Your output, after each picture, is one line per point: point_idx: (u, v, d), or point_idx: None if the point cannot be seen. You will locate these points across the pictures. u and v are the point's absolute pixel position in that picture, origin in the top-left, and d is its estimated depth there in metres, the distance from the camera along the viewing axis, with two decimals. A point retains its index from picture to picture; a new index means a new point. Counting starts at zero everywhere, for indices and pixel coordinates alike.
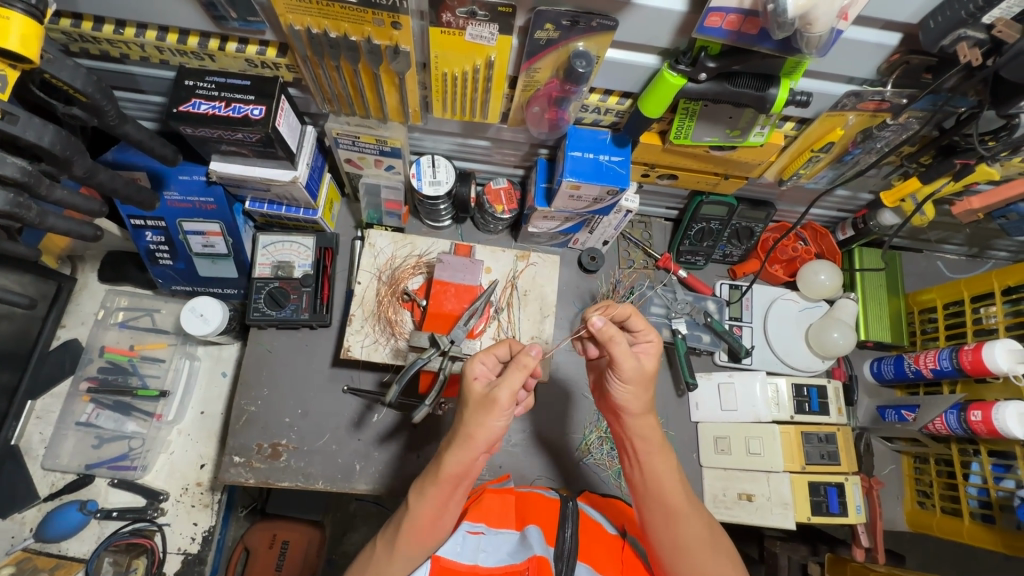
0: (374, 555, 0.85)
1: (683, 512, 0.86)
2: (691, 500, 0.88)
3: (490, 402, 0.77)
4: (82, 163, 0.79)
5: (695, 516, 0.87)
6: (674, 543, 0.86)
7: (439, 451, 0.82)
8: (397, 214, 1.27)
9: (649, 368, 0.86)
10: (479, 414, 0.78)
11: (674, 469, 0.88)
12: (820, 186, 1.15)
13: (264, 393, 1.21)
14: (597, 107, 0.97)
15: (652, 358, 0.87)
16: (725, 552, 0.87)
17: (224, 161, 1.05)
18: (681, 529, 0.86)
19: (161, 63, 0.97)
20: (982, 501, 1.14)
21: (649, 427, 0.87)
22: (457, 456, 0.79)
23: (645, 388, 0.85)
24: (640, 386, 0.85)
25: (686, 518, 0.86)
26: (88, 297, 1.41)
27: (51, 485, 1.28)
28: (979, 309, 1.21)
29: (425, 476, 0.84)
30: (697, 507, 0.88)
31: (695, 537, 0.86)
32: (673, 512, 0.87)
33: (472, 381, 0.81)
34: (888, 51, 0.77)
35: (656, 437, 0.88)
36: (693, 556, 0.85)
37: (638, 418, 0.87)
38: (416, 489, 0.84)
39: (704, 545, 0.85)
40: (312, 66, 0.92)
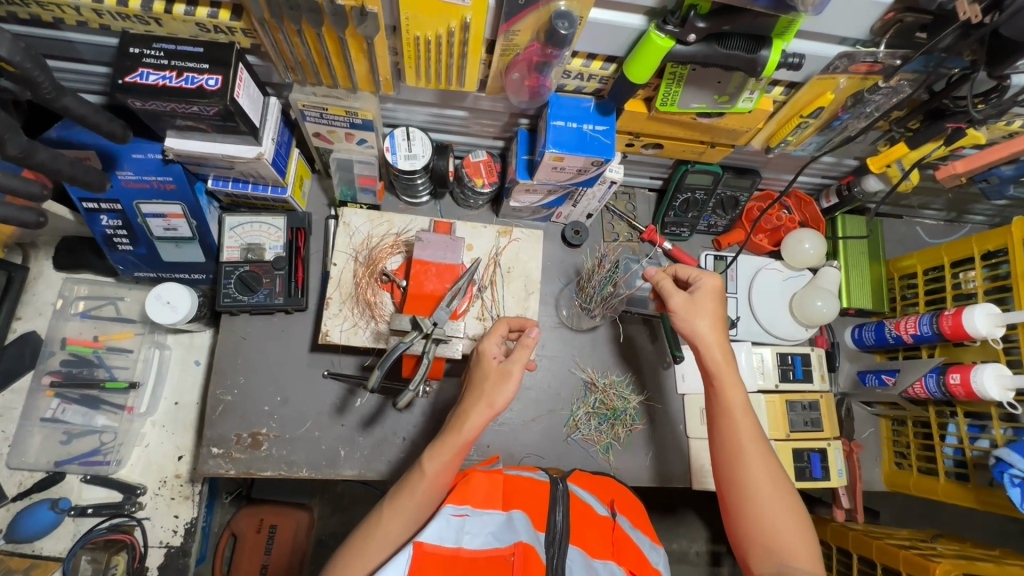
0: (381, 520, 0.85)
1: (747, 452, 0.88)
2: (756, 441, 0.89)
3: (507, 372, 0.88)
4: (16, 142, 0.71)
5: (758, 460, 0.88)
6: (732, 479, 0.89)
7: (456, 416, 0.88)
8: (372, 190, 1.21)
9: (704, 301, 0.95)
10: (497, 384, 0.87)
11: (742, 406, 0.91)
12: (806, 153, 1.13)
13: (240, 381, 1.16)
14: (580, 73, 0.92)
15: (708, 294, 0.95)
16: (787, 503, 0.86)
17: (181, 138, 0.98)
18: (745, 468, 0.88)
19: (101, 29, 0.88)
20: (957, 461, 1.18)
21: (712, 362, 0.93)
22: (475, 418, 0.86)
23: (699, 315, 0.94)
24: (692, 318, 0.95)
25: (747, 457, 0.88)
26: (44, 286, 1.31)
27: (20, 484, 1.22)
28: (959, 273, 1.22)
29: (440, 439, 0.88)
30: (764, 452, 0.89)
31: (756, 478, 0.87)
32: (736, 448, 0.89)
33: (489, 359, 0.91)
34: (883, 10, 0.74)
35: (723, 366, 0.93)
36: (755, 500, 0.86)
37: (700, 349, 0.94)
38: (430, 451, 0.88)
39: (763, 489, 0.86)
40: (270, 30, 0.84)
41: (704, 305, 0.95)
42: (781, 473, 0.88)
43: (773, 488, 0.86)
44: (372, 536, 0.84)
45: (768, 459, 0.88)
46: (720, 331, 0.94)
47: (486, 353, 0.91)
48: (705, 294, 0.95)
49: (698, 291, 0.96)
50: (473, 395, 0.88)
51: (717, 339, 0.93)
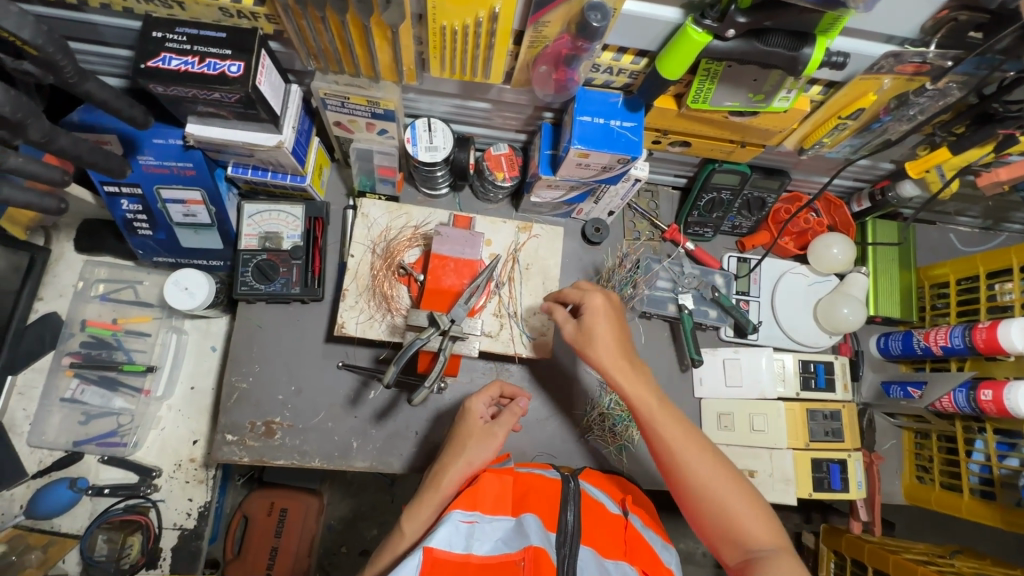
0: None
1: (684, 454, 0.85)
2: (688, 441, 0.86)
3: (492, 435, 0.94)
4: (38, 127, 0.71)
5: (696, 457, 0.85)
6: (679, 484, 0.85)
7: (434, 474, 0.91)
8: (391, 182, 1.19)
9: (586, 319, 0.93)
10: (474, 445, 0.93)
11: (663, 409, 0.88)
12: (841, 156, 1.09)
13: (256, 369, 1.16)
14: (609, 67, 0.89)
15: (596, 305, 0.93)
16: (735, 489, 0.84)
17: (202, 124, 0.97)
18: (688, 470, 0.85)
19: (124, 12, 0.87)
20: (983, 478, 1.14)
21: (627, 375, 0.90)
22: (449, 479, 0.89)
23: (592, 332, 0.92)
24: (588, 338, 0.92)
25: (686, 463, 0.85)
26: (65, 268, 1.32)
27: (39, 462, 1.25)
28: (994, 284, 1.17)
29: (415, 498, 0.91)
30: (700, 450, 0.86)
31: (699, 476, 0.84)
32: (675, 460, 0.86)
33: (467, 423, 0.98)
34: (936, 7, 0.70)
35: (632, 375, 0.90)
36: (706, 497, 0.83)
37: (610, 368, 0.91)
38: (408, 511, 0.88)
39: (712, 485, 0.84)
40: (294, 16, 0.82)
41: (589, 322, 0.93)
42: (721, 460, 0.86)
43: (716, 480, 0.84)
44: None
45: (702, 452, 0.86)
46: (613, 339, 0.92)
47: (473, 412, 0.97)
48: (590, 314, 0.93)
49: (585, 309, 0.94)
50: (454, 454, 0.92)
51: (617, 350, 0.91)
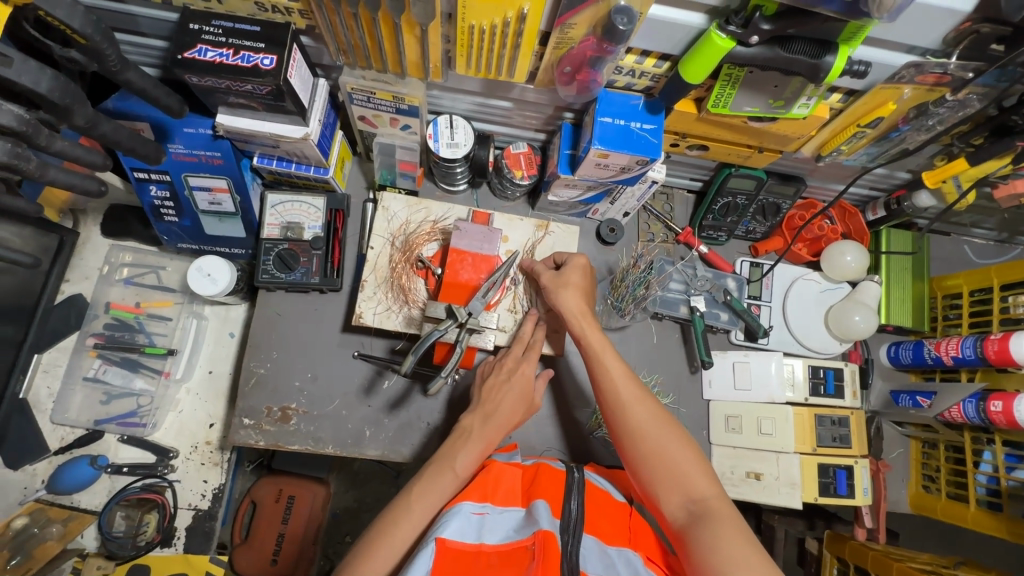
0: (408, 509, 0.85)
1: (629, 397, 0.90)
2: (635, 388, 0.92)
3: (530, 392, 1.01)
4: (82, 112, 0.74)
5: (641, 404, 0.89)
6: (621, 428, 0.89)
7: (485, 418, 0.96)
8: (411, 176, 1.21)
9: (562, 273, 1.03)
10: (515, 403, 0.98)
11: (614, 356, 0.95)
12: (858, 164, 1.09)
13: (274, 355, 1.19)
14: (632, 69, 0.91)
15: (574, 266, 1.03)
16: (673, 436, 0.86)
17: (233, 115, 1.00)
18: (631, 413, 0.89)
19: (163, 4, 0.90)
20: (990, 489, 1.14)
21: (583, 320, 0.99)
22: (497, 429, 0.95)
23: (563, 284, 1.01)
24: (557, 286, 1.01)
25: (633, 407, 0.89)
26: (91, 252, 1.36)
27: (61, 439, 1.28)
28: (1008, 297, 1.17)
29: (468, 437, 0.93)
30: (645, 398, 0.90)
31: (639, 420, 0.88)
32: (620, 402, 0.90)
33: (498, 389, 1.00)
34: (960, 18, 0.71)
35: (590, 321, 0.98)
36: (645, 440, 0.86)
37: (573, 315, 0.99)
38: (460, 447, 0.92)
39: (651, 428, 0.87)
40: (327, 12, 0.85)
41: (564, 275, 1.02)
42: (662, 409, 0.90)
43: (656, 423, 0.87)
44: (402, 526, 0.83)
45: (646, 399, 0.91)
46: (580, 292, 1.01)
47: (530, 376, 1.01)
48: (570, 269, 1.03)
49: (566, 267, 1.03)
50: (503, 409, 0.97)
51: (579, 300, 1.00)
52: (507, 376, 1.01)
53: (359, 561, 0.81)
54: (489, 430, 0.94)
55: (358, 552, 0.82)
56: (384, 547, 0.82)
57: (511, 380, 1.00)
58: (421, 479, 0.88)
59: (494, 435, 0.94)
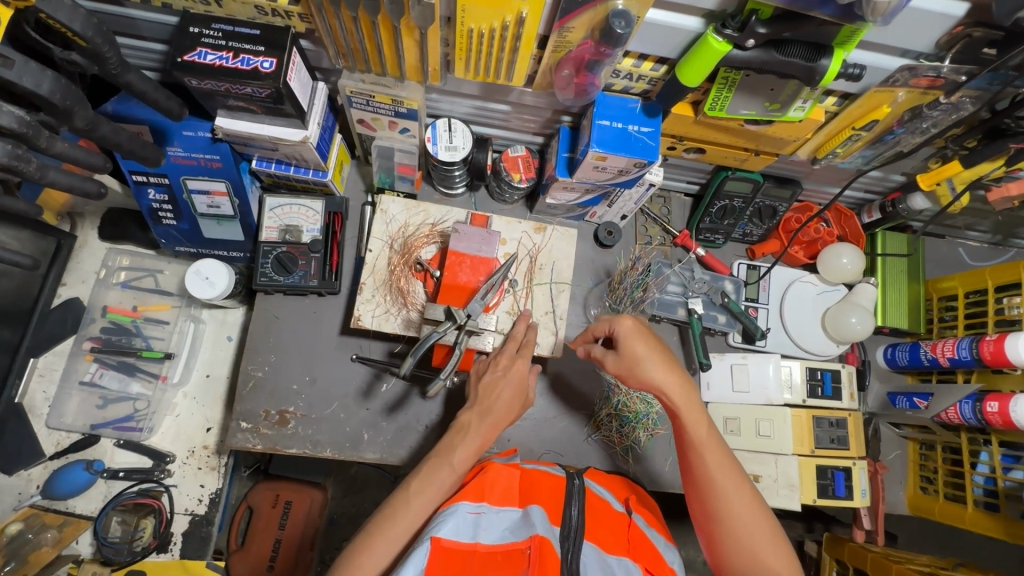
0: (404, 507, 0.85)
1: (723, 486, 0.86)
2: (730, 474, 0.87)
3: (526, 388, 1.00)
4: (83, 115, 0.74)
5: (736, 492, 0.86)
6: (713, 512, 0.86)
7: (481, 412, 0.96)
8: (410, 179, 1.22)
9: (636, 350, 0.90)
10: (510, 401, 0.97)
11: (707, 436, 0.89)
12: (853, 166, 1.11)
13: (272, 358, 1.19)
14: (630, 73, 0.91)
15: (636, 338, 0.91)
16: (765, 527, 0.85)
17: (232, 118, 1.00)
18: (724, 502, 0.86)
19: (163, 7, 0.90)
20: (988, 490, 1.15)
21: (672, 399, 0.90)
22: (494, 425, 0.95)
23: (639, 364, 0.90)
24: (632, 368, 0.91)
25: (723, 486, 0.86)
26: (89, 255, 1.36)
27: (57, 444, 1.27)
28: (1003, 298, 1.18)
29: (466, 432, 0.93)
30: (737, 475, 0.87)
31: (735, 510, 0.85)
32: (709, 479, 0.87)
33: (493, 388, 0.97)
34: (953, 22, 0.72)
35: (681, 399, 0.90)
36: (738, 532, 0.85)
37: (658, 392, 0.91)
38: (456, 442, 0.92)
39: (740, 512, 0.85)
40: (327, 16, 0.85)
41: (639, 353, 0.90)
42: (752, 487, 0.88)
43: (750, 514, 0.85)
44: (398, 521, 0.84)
45: (739, 483, 0.87)
46: (664, 365, 0.91)
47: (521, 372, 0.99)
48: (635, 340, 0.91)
49: (624, 338, 0.92)
50: (499, 407, 0.96)
51: (661, 379, 0.90)
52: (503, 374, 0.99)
53: (358, 552, 0.81)
54: (487, 427, 0.94)
55: (357, 544, 0.82)
56: (382, 540, 0.82)
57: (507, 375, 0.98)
58: (420, 472, 0.89)
59: (491, 432, 0.94)
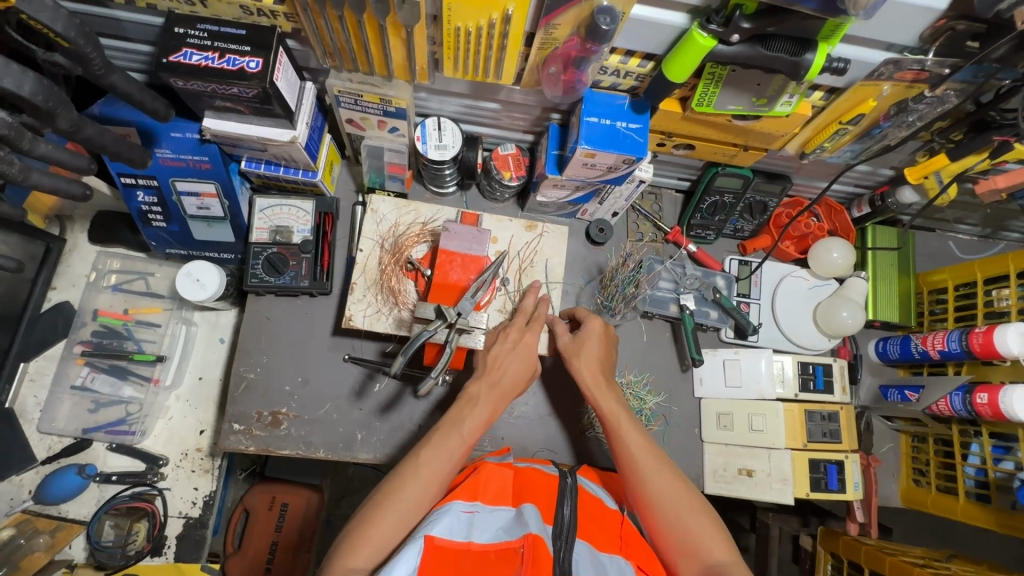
0: (413, 478, 0.85)
1: (644, 465, 0.90)
2: (652, 455, 0.92)
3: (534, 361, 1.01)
4: (66, 116, 0.73)
5: (657, 470, 0.90)
6: (642, 500, 0.89)
7: (487, 381, 0.96)
8: (400, 178, 1.22)
9: (581, 339, 1.04)
10: (517, 374, 0.98)
11: (633, 427, 0.95)
12: (841, 160, 1.11)
13: (264, 360, 1.18)
14: (617, 69, 0.92)
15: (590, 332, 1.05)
16: (689, 503, 0.88)
17: (219, 118, 1.00)
18: (648, 481, 0.89)
19: (148, 8, 0.89)
20: (979, 481, 1.16)
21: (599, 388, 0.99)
22: (502, 394, 0.96)
23: (581, 349, 1.03)
24: (575, 351, 1.03)
25: (651, 473, 0.90)
26: (79, 258, 1.35)
27: (48, 449, 1.27)
28: (992, 290, 1.19)
29: (472, 400, 0.94)
30: (662, 461, 0.92)
31: (658, 486, 0.89)
32: (636, 468, 0.91)
33: (502, 360, 0.98)
34: (935, 16, 0.72)
35: (601, 390, 0.99)
36: (663, 510, 0.87)
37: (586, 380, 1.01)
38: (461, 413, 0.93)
39: (668, 494, 0.88)
40: (313, 15, 0.85)
41: (583, 341, 1.04)
42: (678, 474, 0.91)
43: (672, 490, 0.88)
44: (407, 492, 0.83)
45: (661, 464, 0.91)
46: (594, 364, 1.02)
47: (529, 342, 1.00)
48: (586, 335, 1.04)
49: (582, 332, 1.05)
50: (509, 380, 0.97)
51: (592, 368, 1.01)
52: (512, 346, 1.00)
53: (367, 526, 0.81)
54: (493, 395, 0.95)
55: (365, 518, 0.82)
56: (389, 515, 0.82)
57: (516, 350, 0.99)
58: (427, 442, 0.89)
59: (499, 402, 0.95)
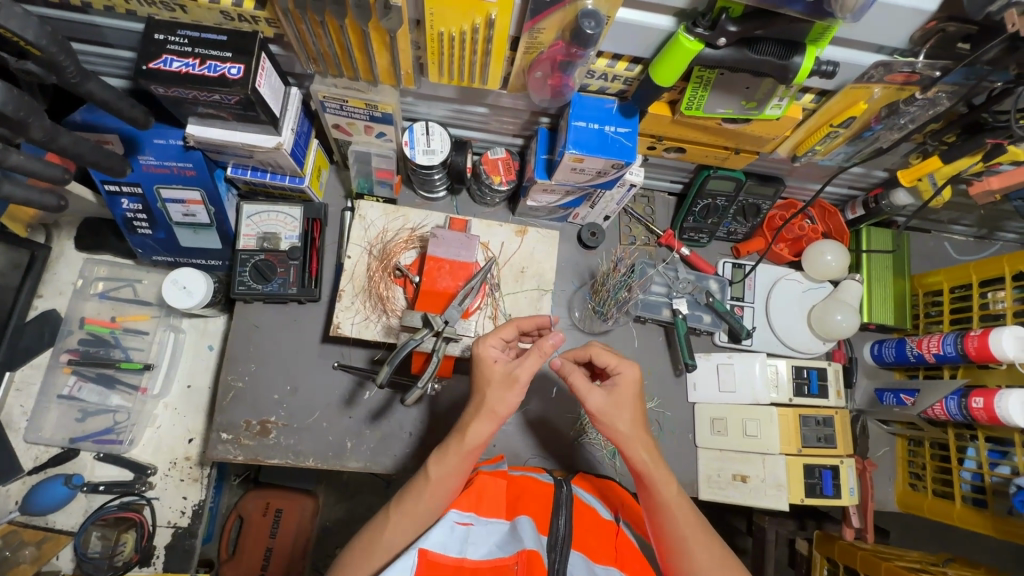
0: (384, 526, 0.81)
1: (689, 542, 0.82)
2: (696, 528, 0.84)
3: (516, 370, 0.83)
4: (40, 126, 0.72)
5: (702, 544, 0.83)
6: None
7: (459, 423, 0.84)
8: (389, 184, 1.20)
9: (619, 400, 0.85)
10: (505, 391, 0.83)
11: (676, 496, 0.85)
12: (834, 163, 1.10)
13: (252, 368, 1.17)
14: (604, 73, 0.90)
15: (628, 388, 0.86)
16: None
17: (202, 125, 0.98)
18: (689, 558, 0.82)
19: (127, 14, 0.88)
20: (975, 486, 1.15)
21: (644, 463, 0.84)
22: (475, 423, 0.82)
23: (618, 412, 0.85)
24: (614, 416, 0.85)
25: (694, 550, 0.82)
26: (65, 266, 1.34)
27: (35, 459, 1.25)
28: (987, 293, 1.18)
29: (444, 444, 0.84)
30: (706, 535, 0.83)
31: (706, 563, 0.81)
32: (676, 544, 0.83)
33: (490, 362, 0.84)
34: (926, 17, 0.71)
35: (652, 463, 0.84)
36: None
37: (628, 452, 0.85)
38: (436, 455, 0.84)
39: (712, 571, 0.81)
40: (294, 20, 0.83)
41: (621, 403, 0.85)
42: (720, 546, 0.84)
43: (719, 566, 0.81)
44: (375, 541, 0.80)
45: (706, 537, 0.83)
46: (635, 421, 0.85)
47: (485, 357, 0.85)
48: (619, 384, 0.86)
49: (614, 381, 0.87)
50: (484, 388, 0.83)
51: (635, 433, 0.85)
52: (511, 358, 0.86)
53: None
54: (466, 429, 0.82)
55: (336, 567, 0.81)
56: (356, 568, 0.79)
57: (521, 361, 0.83)
58: (396, 494, 0.84)
59: (472, 430, 0.82)
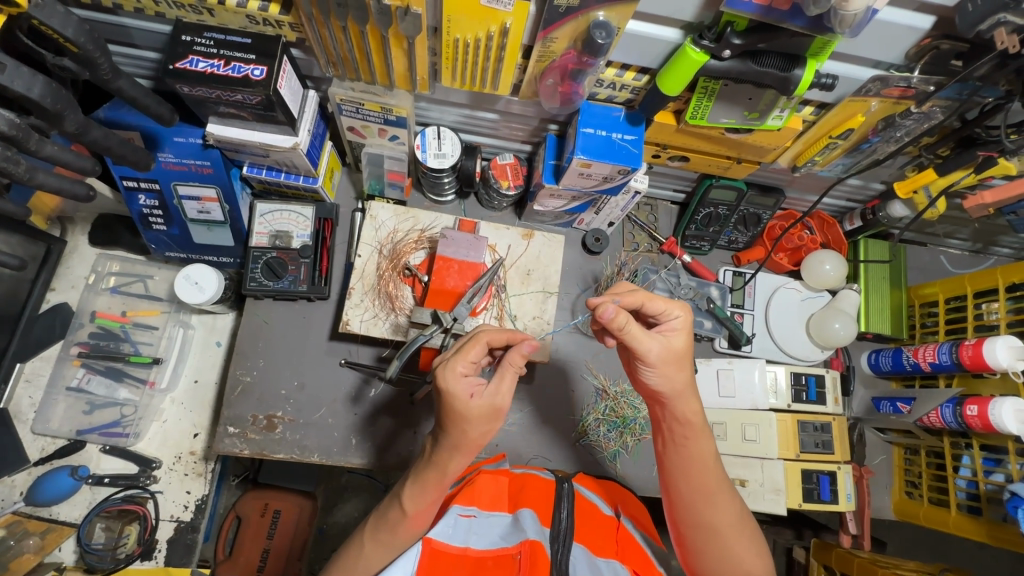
0: (365, 550, 0.83)
1: (714, 494, 0.83)
2: (722, 484, 0.84)
3: (495, 402, 0.76)
4: (73, 118, 0.76)
5: (726, 499, 0.83)
6: (702, 524, 0.83)
7: (434, 454, 0.80)
8: (400, 186, 1.24)
9: (678, 345, 0.81)
10: (483, 425, 0.76)
11: (711, 454, 0.84)
12: (833, 175, 1.14)
13: (260, 363, 1.19)
14: (613, 82, 0.94)
15: (680, 335, 0.83)
16: (748, 535, 0.83)
17: (223, 124, 1.01)
18: (713, 509, 0.83)
19: (156, 16, 0.92)
20: (970, 493, 1.16)
21: (689, 413, 0.83)
22: (452, 458, 0.78)
23: (676, 367, 0.81)
24: (672, 365, 0.81)
25: (719, 502, 0.83)
26: (79, 260, 1.36)
27: (41, 450, 1.26)
28: (981, 304, 1.21)
29: (421, 475, 0.80)
30: (730, 491, 0.85)
31: (725, 520, 0.82)
32: (702, 494, 0.83)
33: (465, 399, 0.75)
34: (919, 35, 0.76)
35: (696, 421, 0.84)
36: (722, 538, 0.82)
37: (676, 402, 0.83)
38: (410, 485, 0.81)
39: (731, 524, 0.82)
40: (317, 25, 0.87)
41: (680, 349, 0.82)
42: (738, 501, 0.85)
43: (737, 521, 0.83)
44: (357, 565, 0.82)
45: (728, 493, 0.84)
46: (687, 370, 0.83)
47: (458, 394, 0.75)
48: (679, 333, 0.82)
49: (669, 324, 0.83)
50: (460, 430, 0.75)
51: (687, 389, 0.83)
52: (485, 386, 0.77)
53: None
54: (443, 463, 0.78)
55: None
56: None
57: (498, 387, 0.76)
58: (374, 517, 0.84)
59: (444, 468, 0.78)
